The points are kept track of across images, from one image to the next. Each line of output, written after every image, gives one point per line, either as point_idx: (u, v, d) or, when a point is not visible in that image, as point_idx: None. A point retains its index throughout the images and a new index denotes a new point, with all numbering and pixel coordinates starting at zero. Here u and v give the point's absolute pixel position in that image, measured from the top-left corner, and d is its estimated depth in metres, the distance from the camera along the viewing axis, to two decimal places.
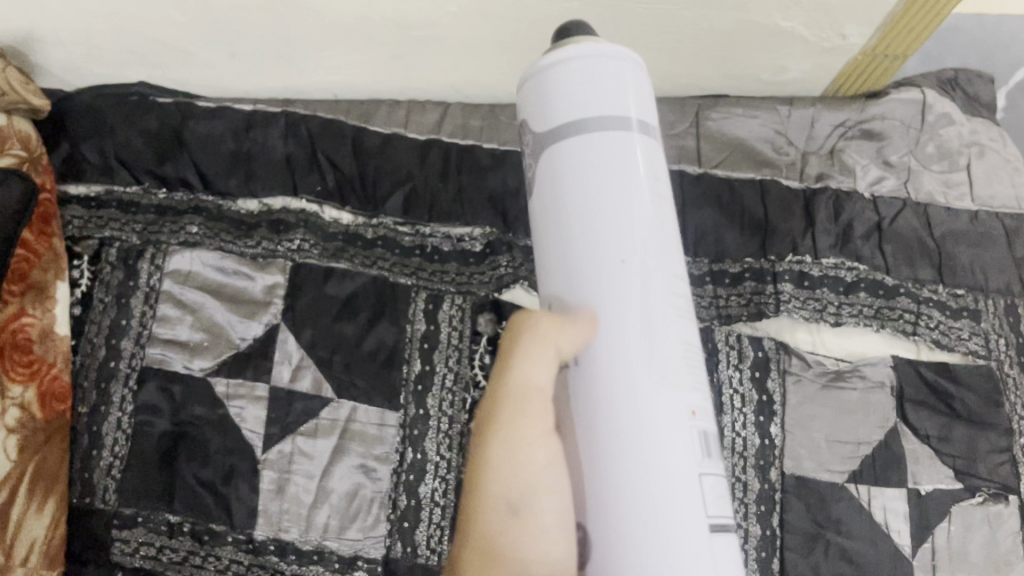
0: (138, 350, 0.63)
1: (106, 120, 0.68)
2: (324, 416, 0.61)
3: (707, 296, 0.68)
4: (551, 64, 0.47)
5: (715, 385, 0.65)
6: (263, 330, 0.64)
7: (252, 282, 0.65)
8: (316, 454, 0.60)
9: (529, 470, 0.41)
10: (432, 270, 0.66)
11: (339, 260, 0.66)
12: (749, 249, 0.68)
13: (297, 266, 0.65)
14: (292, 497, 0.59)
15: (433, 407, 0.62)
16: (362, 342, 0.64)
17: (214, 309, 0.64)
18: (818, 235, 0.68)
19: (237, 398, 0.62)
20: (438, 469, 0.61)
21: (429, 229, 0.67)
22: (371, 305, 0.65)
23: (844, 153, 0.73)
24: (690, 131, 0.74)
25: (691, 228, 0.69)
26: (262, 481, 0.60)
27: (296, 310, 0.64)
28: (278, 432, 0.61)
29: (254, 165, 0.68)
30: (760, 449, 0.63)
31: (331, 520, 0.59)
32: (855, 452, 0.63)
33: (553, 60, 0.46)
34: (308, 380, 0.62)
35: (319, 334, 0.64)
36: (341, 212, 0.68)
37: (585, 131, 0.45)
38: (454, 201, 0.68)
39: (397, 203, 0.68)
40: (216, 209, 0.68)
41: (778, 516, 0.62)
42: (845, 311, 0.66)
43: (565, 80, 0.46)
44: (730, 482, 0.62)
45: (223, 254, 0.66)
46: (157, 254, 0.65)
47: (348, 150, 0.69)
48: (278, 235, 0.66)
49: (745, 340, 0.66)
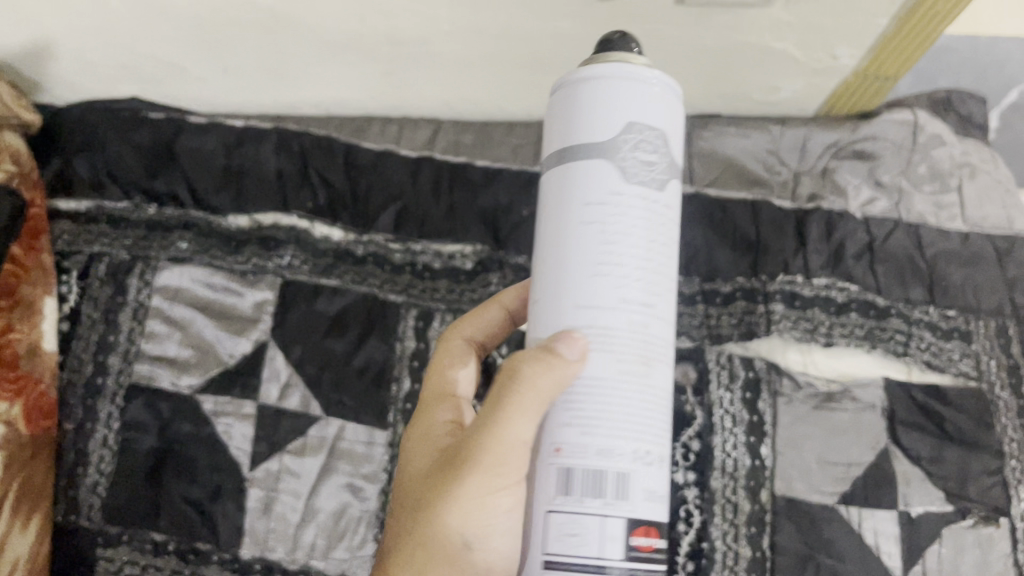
0: (125, 366, 0.63)
1: (98, 135, 0.68)
2: (312, 434, 0.61)
3: (698, 316, 0.68)
4: (596, 76, 0.39)
5: (706, 405, 0.65)
6: (251, 347, 0.63)
7: (242, 299, 0.65)
8: (303, 473, 0.60)
9: (483, 522, 0.39)
10: (423, 287, 0.66)
11: (329, 277, 0.66)
12: (740, 268, 0.68)
13: (288, 283, 0.65)
14: (279, 516, 0.59)
15: None
16: (351, 360, 0.63)
17: (203, 325, 0.64)
18: (810, 255, 0.68)
19: (225, 415, 0.61)
20: None
21: (420, 246, 0.67)
22: (360, 321, 0.64)
23: (835, 173, 0.73)
24: (682, 150, 0.74)
25: (683, 246, 0.69)
26: (248, 500, 0.59)
27: (285, 327, 0.64)
28: (266, 450, 0.61)
29: (245, 181, 0.68)
30: (750, 470, 0.63)
31: (317, 539, 0.59)
32: (846, 473, 0.63)
33: (601, 74, 0.39)
34: (296, 398, 0.62)
35: (308, 351, 0.63)
36: (332, 229, 0.67)
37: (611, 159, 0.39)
38: (445, 219, 0.68)
39: (388, 219, 0.67)
40: (205, 224, 0.67)
41: (768, 538, 0.61)
42: (836, 331, 0.66)
43: (606, 99, 0.39)
44: (720, 503, 0.62)
45: (212, 270, 0.65)
46: (146, 270, 0.65)
47: (339, 166, 0.68)
48: (269, 251, 0.66)
49: (736, 360, 0.66)
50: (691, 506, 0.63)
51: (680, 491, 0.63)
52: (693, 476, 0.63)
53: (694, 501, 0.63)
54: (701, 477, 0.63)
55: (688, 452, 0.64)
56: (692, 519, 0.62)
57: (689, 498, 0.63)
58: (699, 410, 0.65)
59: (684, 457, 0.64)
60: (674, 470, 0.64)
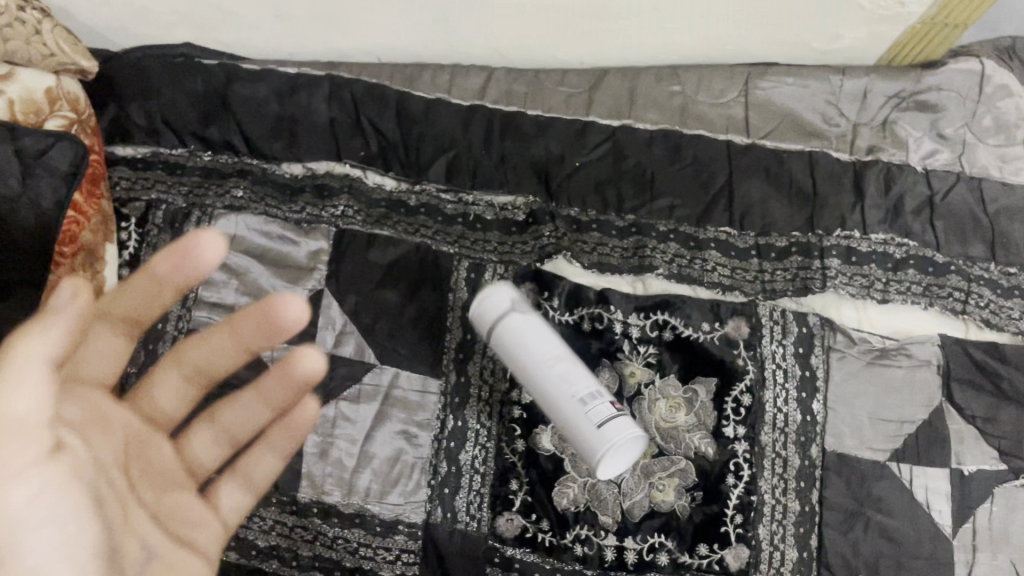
0: (185, 313, 0.64)
1: (153, 82, 0.68)
2: (366, 381, 0.62)
3: (751, 270, 0.66)
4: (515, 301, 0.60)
5: (758, 360, 0.63)
6: (307, 296, 0.64)
7: (297, 248, 0.65)
8: (358, 419, 0.61)
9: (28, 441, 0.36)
10: (473, 239, 0.67)
11: (382, 227, 0.66)
12: (796, 222, 0.67)
13: (341, 232, 0.66)
14: (335, 461, 0.61)
15: (473, 374, 0.63)
16: (405, 311, 0.64)
17: (259, 274, 0.65)
18: (866, 210, 0.67)
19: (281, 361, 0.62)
20: (479, 437, 0.62)
21: (471, 197, 0.68)
22: (413, 273, 0.65)
23: (896, 125, 0.71)
24: (738, 99, 0.72)
25: (737, 201, 0.68)
26: (306, 444, 0.61)
27: (340, 277, 0.65)
28: (322, 397, 0.62)
29: (300, 129, 0.68)
30: (801, 425, 0.63)
31: (372, 484, 0.60)
32: (898, 430, 0.63)
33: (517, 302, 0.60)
34: (350, 346, 0.63)
35: (362, 301, 0.64)
36: (384, 178, 0.68)
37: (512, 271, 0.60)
38: (495, 168, 0.68)
39: (439, 169, 0.68)
40: (261, 172, 0.68)
41: (817, 493, 0.62)
42: (892, 288, 0.65)
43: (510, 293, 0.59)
44: (770, 457, 0.62)
45: (267, 218, 0.66)
46: (203, 218, 0.66)
47: (391, 115, 0.68)
48: (322, 200, 0.67)
49: (789, 315, 0.65)
50: (741, 460, 0.61)
51: (730, 446, 0.62)
52: (743, 430, 0.62)
53: (744, 456, 0.61)
54: (751, 432, 0.62)
55: (739, 406, 0.62)
56: (742, 473, 0.61)
57: (739, 452, 0.62)
58: (751, 364, 0.63)
59: (735, 411, 0.62)
60: (725, 423, 0.62)
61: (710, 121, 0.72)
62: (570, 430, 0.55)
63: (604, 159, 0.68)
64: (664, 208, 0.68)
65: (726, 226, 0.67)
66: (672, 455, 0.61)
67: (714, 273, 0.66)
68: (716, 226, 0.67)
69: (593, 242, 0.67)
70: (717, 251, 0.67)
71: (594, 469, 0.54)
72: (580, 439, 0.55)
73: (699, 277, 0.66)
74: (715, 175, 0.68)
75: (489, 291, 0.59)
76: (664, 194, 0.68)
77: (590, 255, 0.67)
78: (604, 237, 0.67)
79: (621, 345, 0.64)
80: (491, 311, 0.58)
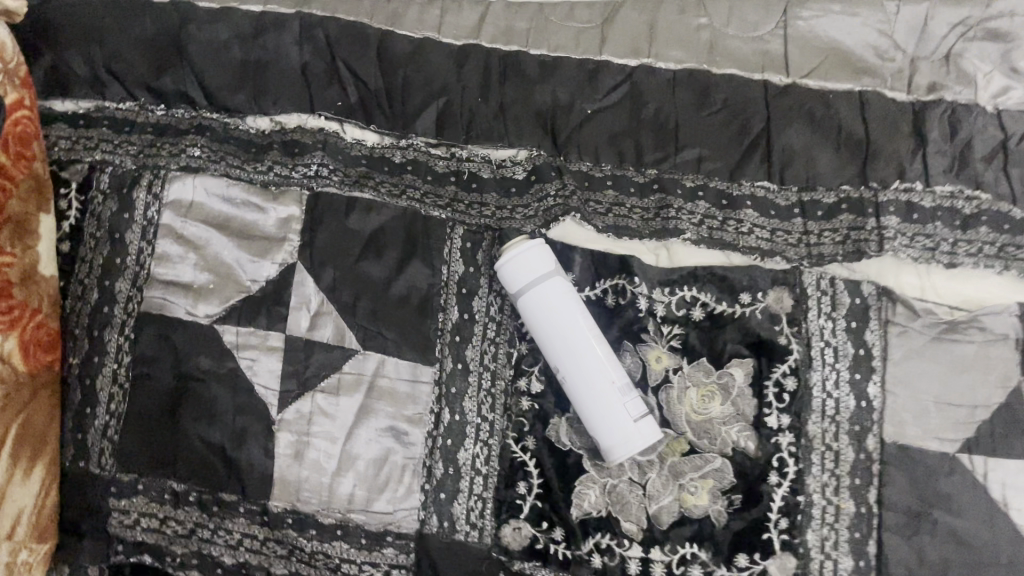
0: (134, 293, 0.55)
1: (95, 25, 0.59)
2: (347, 370, 0.53)
3: (795, 232, 0.57)
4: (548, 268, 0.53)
5: (803, 337, 0.54)
6: (277, 271, 0.55)
7: (264, 216, 0.56)
8: (338, 414, 0.53)
9: None
10: (469, 202, 0.57)
11: (363, 189, 0.57)
12: (846, 174, 0.57)
13: (315, 196, 0.56)
14: (312, 464, 0.52)
15: (472, 360, 0.55)
16: (392, 286, 0.55)
17: (221, 247, 0.55)
18: (929, 157, 0.57)
19: (248, 348, 0.54)
20: (480, 433, 0.54)
21: (466, 153, 0.58)
22: (400, 242, 0.56)
23: (961, 59, 0.60)
24: (776, 32, 0.62)
25: (778, 150, 0.58)
26: (278, 445, 0.52)
27: (315, 248, 0.55)
28: (295, 389, 0.53)
29: (266, 77, 0.59)
30: (854, 413, 0.54)
31: (356, 490, 0.52)
32: (969, 417, 0.53)
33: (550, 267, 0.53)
34: (328, 329, 0.54)
35: (340, 275, 0.55)
36: (366, 133, 0.59)
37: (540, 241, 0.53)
38: (494, 119, 0.58)
39: (429, 120, 0.59)
40: (222, 129, 0.59)
41: (874, 491, 0.53)
42: (961, 249, 0.56)
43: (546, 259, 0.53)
44: (819, 451, 0.53)
45: (230, 181, 0.57)
46: (155, 181, 0.56)
47: (372, 58, 0.59)
48: (292, 159, 0.57)
49: (839, 285, 0.55)
50: (786, 455, 0.53)
51: (773, 439, 0.53)
52: (788, 420, 0.53)
53: (789, 450, 0.53)
54: (797, 421, 0.53)
55: (782, 392, 0.54)
56: (787, 470, 0.53)
57: (783, 446, 0.53)
58: (796, 343, 0.54)
59: (778, 398, 0.53)
60: (767, 412, 0.53)
61: (742, 59, 0.61)
62: (593, 411, 0.51)
63: (621, 105, 0.59)
64: (690, 160, 0.58)
65: (764, 181, 0.58)
66: (705, 453, 0.53)
67: (750, 236, 0.57)
68: (752, 180, 0.58)
69: (608, 202, 0.58)
70: (754, 210, 0.57)
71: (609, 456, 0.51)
72: (604, 425, 0.51)
73: (734, 242, 0.57)
74: (750, 122, 0.58)
75: (522, 247, 0.52)
76: (691, 143, 0.58)
77: (605, 219, 0.57)
78: (621, 197, 0.58)
79: (644, 325, 0.55)
80: (523, 269, 0.52)
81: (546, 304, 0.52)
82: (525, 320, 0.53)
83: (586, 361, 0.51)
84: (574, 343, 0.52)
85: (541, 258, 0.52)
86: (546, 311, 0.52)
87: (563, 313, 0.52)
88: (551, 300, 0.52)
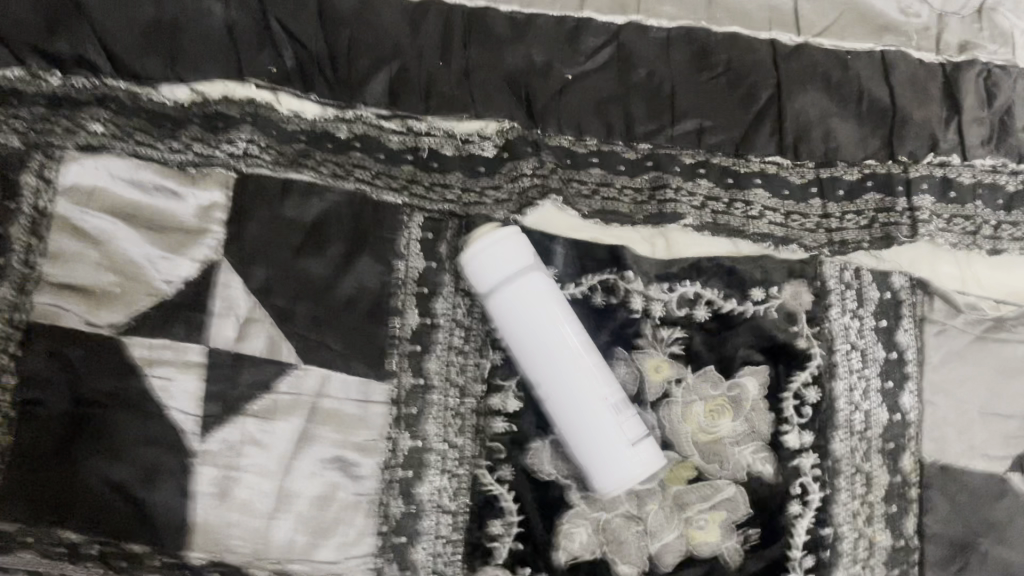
0: (21, 301, 0.43)
1: None
2: (282, 390, 0.44)
3: (811, 216, 0.48)
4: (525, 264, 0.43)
5: (825, 340, 0.46)
6: (196, 270, 0.45)
7: (181, 204, 0.46)
8: (272, 444, 0.44)
9: None
10: (428, 184, 0.48)
11: (299, 170, 0.48)
12: (870, 148, 0.49)
13: (243, 179, 0.47)
14: (241, 505, 0.43)
15: (435, 374, 0.46)
16: (338, 286, 0.46)
17: (127, 242, 0.45)
18: (965, 127, 0.49)
19: (160, 365, 0.44)
20: (446, 463, 0.46)
21: (424, 126, 0.49)
22: (347, 233, 0.47)
23: (995, 13, 0.53)
24: None
25: (790, 119, 0.49)
26: (197, 483, 0.43)
27: (243, 241, 0.46)
28: (220, 413, 0.44)
29: (182, 35, 0.47)
30: (887, 428, 0.46)
31: (296, 536, 0.43)
32: (1020, 429, 0.46)
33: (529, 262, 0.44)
34: (260, 340, 0.45)
35: (276, 274, 0.46)
36: (303, 103, 0.49)
37: (515, 232, 0.44)
38: (457, 86, 0.49)
39: (379, 89, 0.49)
40: (129, 99, 0.47)
41: (912, 520, 0.45)
42: (1005, 233, 0.49)
43: (522, 254, 0.44)
44: (847, 475, 0.45)
45: (139, 162, 0.46)
46: (46, 163, 0.45)
47: (310, 13, 0.48)
48: (213, 134, 0.47)
49: (866, 277, 0.47)
50: (809, 480, 0.45)
51: (794, 461, 0.45)
52: (811, 438, 0.45)
53: (813, 474, 0.45)
54: (821, 440, 0.45)
55: (802, 405, 0.45)
56: (810, 498, 0.45)
57: (806, 470, 0.45)
58: (817, 346, 0.46)
59: (798, 412, 0.45)
60: (786, 430, 0.45)
61: (746, 16, 0.52)
62: (581, 433, 0.43)
63: (607, 69, 0.49)
64: (690, 132, 0.49)
65: (775, 156, 0.49)
66: (714, 479, 0.45)
67: (760, 221, 0.48)
68: (761, 155, 0.49)
69: (594, 182, 0.49)
70: (763, 189, 0.49)
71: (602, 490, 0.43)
72: (595, 454, 0.42)
73: (741, 229, 0.48)
74: (756, 87, 0.49)
75: (494, 239, 0.43)
76: (691, 113, 0.49)
77: (591, 202, 0.49)
78: (608, 177, 0.49)
79: (639, 329, 0.46)
80: (495, 267, 0.43)
81: (523, 308, 0.43)
82: (498, 325, 0.44)
83: (572, 376, 0.43)
84: (557, 355, 0.43)
85: (516, 253, 0.43)
86: (523, 317, 0.43)
87: (544, 319, 0.43)
88: (528, 304, 0.43)
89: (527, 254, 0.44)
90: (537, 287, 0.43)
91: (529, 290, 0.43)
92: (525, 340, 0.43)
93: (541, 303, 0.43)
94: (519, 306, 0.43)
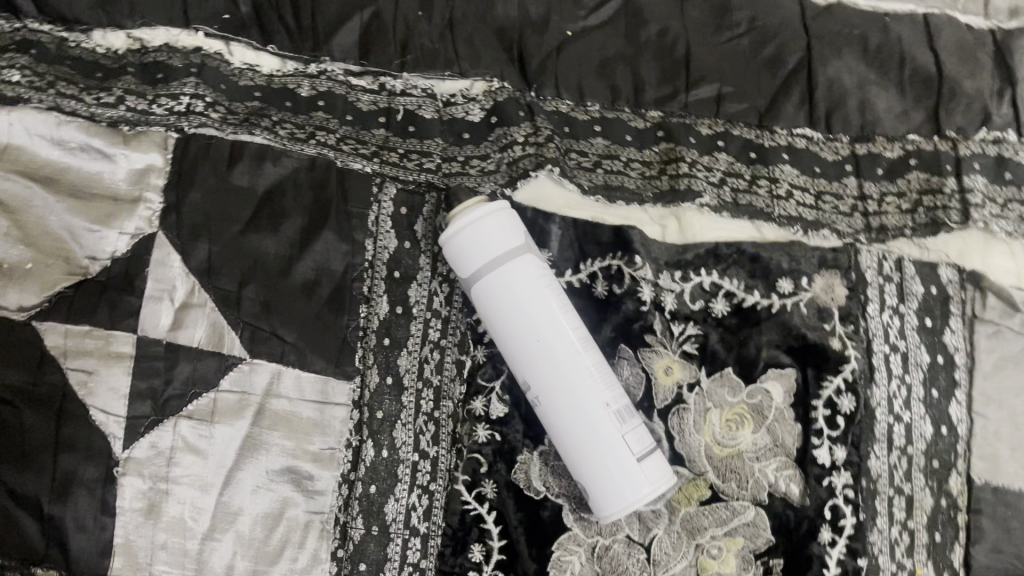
0: None
1: None
2: (226, 388, 0.38)
3: (847, 198, 0.42)
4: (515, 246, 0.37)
5: (862, 340, 0.40)
6: (126, 245, 0.38)
7: (112, 167, 0.39)
8: (211, 452, 0.37)
9: None
10: (403, 151, 0.41)
11: (252, 132, 0.40)
12: (914, 122, 0.43)
13: (187, 140, 0.40)
14: (171, 523, 0.36)
15: (406, 373, 0.39)
16: (293, 268, 0.39)
17: (47, 210, 0.38)
18: (1021, 100, 0.43)
19: (79, 356, 0.37)
20: (417, 477, 0.39)
21: (401, 85, 0.42)
22: (306, 205, 0.40)
23: None
24: None
25: (823, 87, 0.43)
26: (120, 497, 0.36)
27: (184, 212, 0.39)
28: (150, 414, 0.37)
29: None
30: (932, 444, 0.39)
31: (235, 561, 0.36)
32: None
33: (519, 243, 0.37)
34: (200, 329, 0.38)
35: (221, 251, 0.39)
36: (260, 56, 0.42)
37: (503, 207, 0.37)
38: (438, 39, 0.42)
39: (349, 40, 0.42)
40: (55, 46, 0.41)
41: (961, 551, 0.39)
42: None
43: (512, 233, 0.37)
44: (885, 498, 0.39)
45: (63, 117, 0.39)
46: None
47: None
48: (153, 87, 0.40)
49: (909, 268, 0.41)
50: (842, 502, 0.38)
51: (825, 480, 0.38)
52: (844, 454, 0.38)
53: (846, 495, 0.38)
54: (855, 456, 0.38)
55: (836, 415, 0.39)
56: (843, 524, 0.38)
57: (839, 490, 0.38)
58: (853, 347, 0.39)
59: (830, 423, 0.39)
60: (816, 443, 0.39)
61: None
62: (579, 445, 0.36)
63: (612, 25, 0.43)
64: (707, 100, 0.43)
65: (804, 128, 0.43)
66: (731, 501, 0.39)
67: (789, 202, 0.42)
68: (789, 127, 0.42)
69: (596, 153, 0.42)
70: (792, 166, 0.42)
71: (601, 513, 0.36)
72: (593, 471, 0.36)
73: (766, 210, 0.41)
74: (785, 50, 0.43)
75: (479, 214, 0.37)
76: (708, 77, 0.43)
77: (593, 176, 0.42)
78: (613, 148, 0.42)
79: (648, 323, 0.40)
80: (480, 248, 0.36)
81: (512, 297, 0.36)
82: (482, 317, 0.38)
83: (569, 379, 0.36)
84: (551, 353, 0.36)
85: (505, 231, 0.37)
86: (512, 307, 0.37)
87: (537, 310, 0.36)
88: (518, 292, 0.36)
89: (517, 233, 0.37)
90: (529, 272, 0.37)
91: (520, 276, 0.37)
92: (513, 335, 0.37)
93: (533, 291, 0.37)
94: (507, 295, 0.36)
